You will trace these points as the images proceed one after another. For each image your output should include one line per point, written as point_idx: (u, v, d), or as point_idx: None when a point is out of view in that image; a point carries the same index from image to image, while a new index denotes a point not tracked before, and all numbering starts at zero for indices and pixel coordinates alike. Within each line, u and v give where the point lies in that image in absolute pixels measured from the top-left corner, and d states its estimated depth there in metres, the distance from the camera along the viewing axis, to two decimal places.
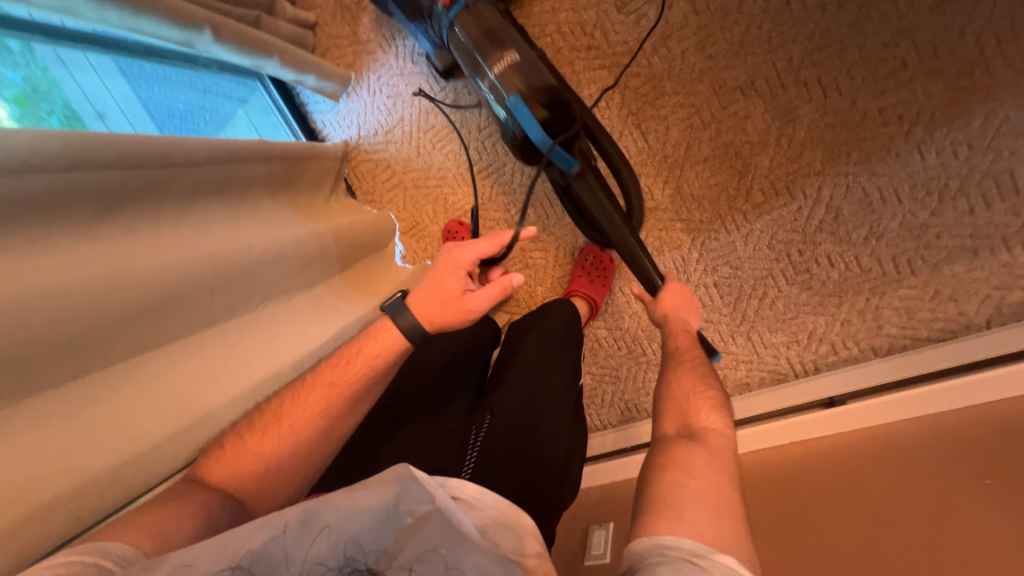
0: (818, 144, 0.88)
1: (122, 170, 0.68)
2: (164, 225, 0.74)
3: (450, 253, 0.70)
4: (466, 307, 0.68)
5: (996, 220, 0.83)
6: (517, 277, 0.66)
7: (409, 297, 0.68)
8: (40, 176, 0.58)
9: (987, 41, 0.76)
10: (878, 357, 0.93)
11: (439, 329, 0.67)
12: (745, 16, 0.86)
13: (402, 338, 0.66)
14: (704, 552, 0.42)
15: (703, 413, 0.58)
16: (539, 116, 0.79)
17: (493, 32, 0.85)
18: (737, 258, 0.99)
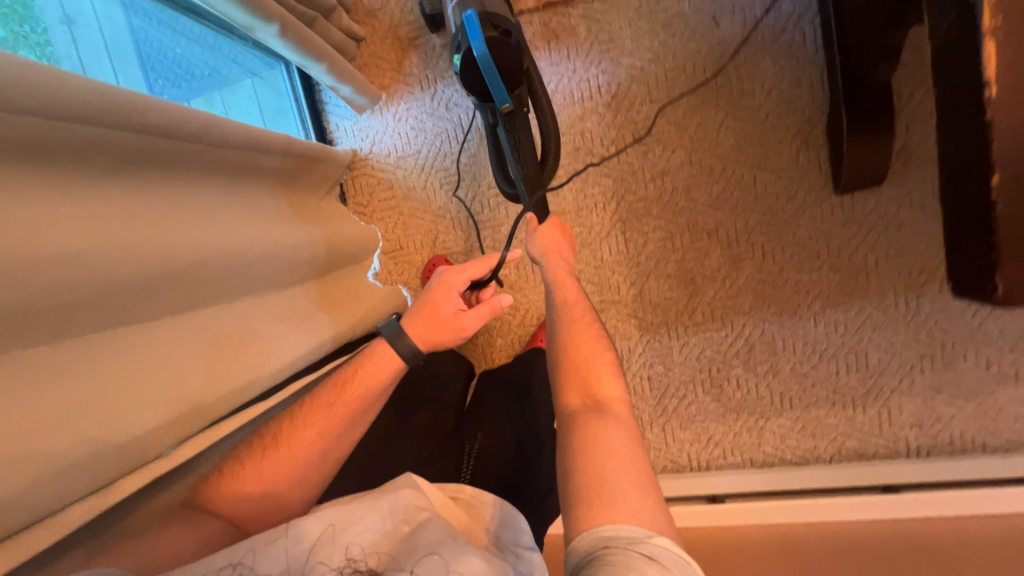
0: (749, 292, 1.11)
1: (143, 134, 0.65)
2: (164, 196, 0.71)
3: (444, 278, 0.88)
4: (458, 324, 0.88)
5: (851, 385, 1.10)
6: (504, 297, 0.87)
7: (407, 322, 0.87)
8: (73, 127, 0.55)
9: (870, 260, 1.04)
10: (754, 467, 1.17)
11: (435, 345, 0.87)
12: (725, 179, 1.07)
13: (398, 363, 0.85)
14: (643, 537, 0.51)
15: (604, 385, 0.71)
16: (487, 33, 0.90)
17: None
18: (670, 361, 1.18)
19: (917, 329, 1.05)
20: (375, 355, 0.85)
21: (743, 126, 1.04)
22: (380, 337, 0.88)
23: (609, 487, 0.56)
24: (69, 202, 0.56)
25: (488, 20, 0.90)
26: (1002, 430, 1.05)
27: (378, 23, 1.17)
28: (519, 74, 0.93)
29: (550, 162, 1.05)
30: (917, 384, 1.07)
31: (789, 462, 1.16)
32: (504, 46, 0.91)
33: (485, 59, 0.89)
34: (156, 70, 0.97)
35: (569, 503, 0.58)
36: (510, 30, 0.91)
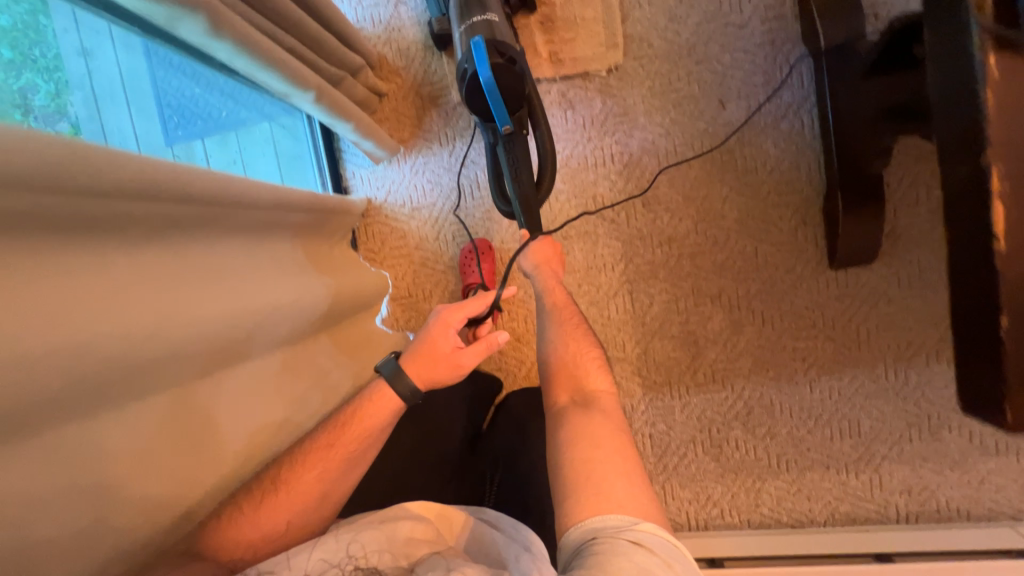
0: (749, 357, 1.15)
1: (178, 201, 0.64)
2: (194, 258, 0.69)
3: (443, 316, 0.89)
4: (454, 362, 0.88)
5: (844, 450, 1.15)
6: (501, 334, 0.86)
7: (405, 361, 0.88)
8: (111, 199, 0.54)
9: (862, 331, 1.10)
10: (751, 528, 1.18)
11: (433, 383, 0.88)
12: (728, 249, 1.12)
13: (399, 402, 0.87)
14: (628, 525, 0.57)
15: (592, 378, 0.79)
16: (493, 60, 0.89)
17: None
18: (672, 420, 1.20)
19: (906, 399, 1.11)
20: (378, 392, 0.87)
21: (746, 201, 1.10)
22: (380, 378, 0.90)
23: (595, 480, 0.63)
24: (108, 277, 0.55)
25: (495, 48, 0.90)
26: (986, 498, 1.10)
27: (401, 80, 1.21)
28: (520, 98, 0.91)
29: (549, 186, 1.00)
30: (906, 452, 1.12)
31: (785, 524, 1.18)
32: (507, 74, 0.90)
33: (487, 81, 0.88)
34: (172, 107, 0.98)
35: None
36: (513, 56, 0.90)
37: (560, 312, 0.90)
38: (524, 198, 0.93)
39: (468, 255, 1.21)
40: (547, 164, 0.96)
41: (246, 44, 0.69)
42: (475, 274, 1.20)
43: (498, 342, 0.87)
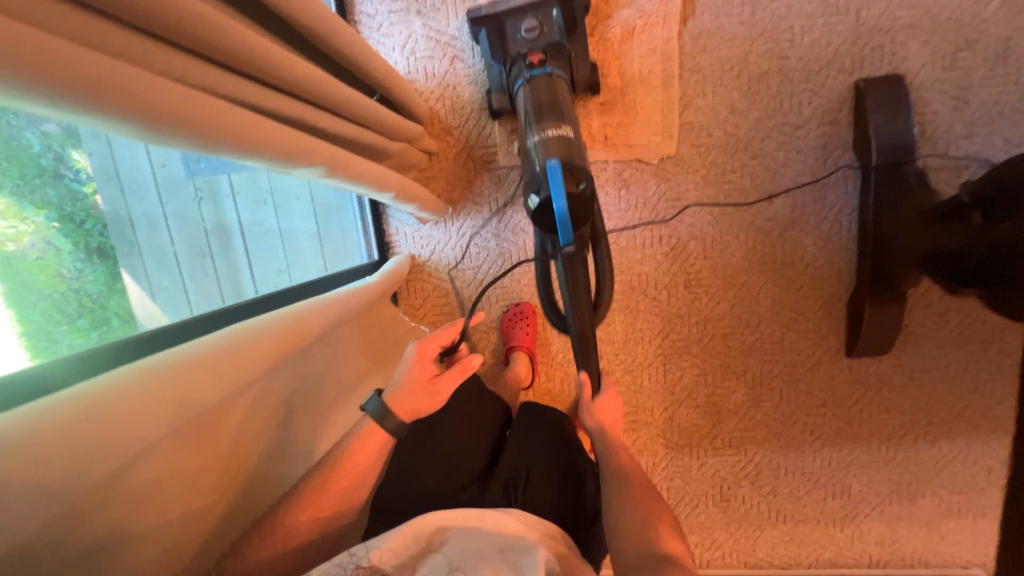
0: (764, 427, 1.27)
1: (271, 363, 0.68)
2: (266, 383, 0.75)
3: (418, 341, 0.81)
4: (433, 390, 0.78)
5: (835, 508, 1.30)
6: (476, 357, 0.79)
7: (386, 398, 0.77)
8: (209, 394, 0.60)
9: (865, 411, 1.23)
10: (747, 568, 1.35)
11: (414, 415, 0.78)
12: (758, 333, 1.20)
13: (387, 437, 0.77)
14: None
15: (670, 543, 0.73)
16: (569, 186, 0.72)
17: (554, 104, 0.87)
18: (689, 477, 1.32)
19: (893, 471, 1.26)
20: (362, 436, 0.75)
21: (780, 292, 1.17)
22: (365, 417, 0.77)
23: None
24: (186, 444, 0.62)
25: (571, 171, 0.73)
26: (945, 552, 1.29)
27: (452, 139, 1.17)
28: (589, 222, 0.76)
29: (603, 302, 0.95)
30: (886, 512, 1.29)
31: (776, 566, 1.35)
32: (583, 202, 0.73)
33: (561, 213, 0.70)
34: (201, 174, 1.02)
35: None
36: (592, 184, 0.73)
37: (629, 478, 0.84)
38: (582, 332, 0.92)
39: (511, 322, 1.25)
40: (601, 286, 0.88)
41: (351, 176, 0.72)
42: (517, 338, 1.24)
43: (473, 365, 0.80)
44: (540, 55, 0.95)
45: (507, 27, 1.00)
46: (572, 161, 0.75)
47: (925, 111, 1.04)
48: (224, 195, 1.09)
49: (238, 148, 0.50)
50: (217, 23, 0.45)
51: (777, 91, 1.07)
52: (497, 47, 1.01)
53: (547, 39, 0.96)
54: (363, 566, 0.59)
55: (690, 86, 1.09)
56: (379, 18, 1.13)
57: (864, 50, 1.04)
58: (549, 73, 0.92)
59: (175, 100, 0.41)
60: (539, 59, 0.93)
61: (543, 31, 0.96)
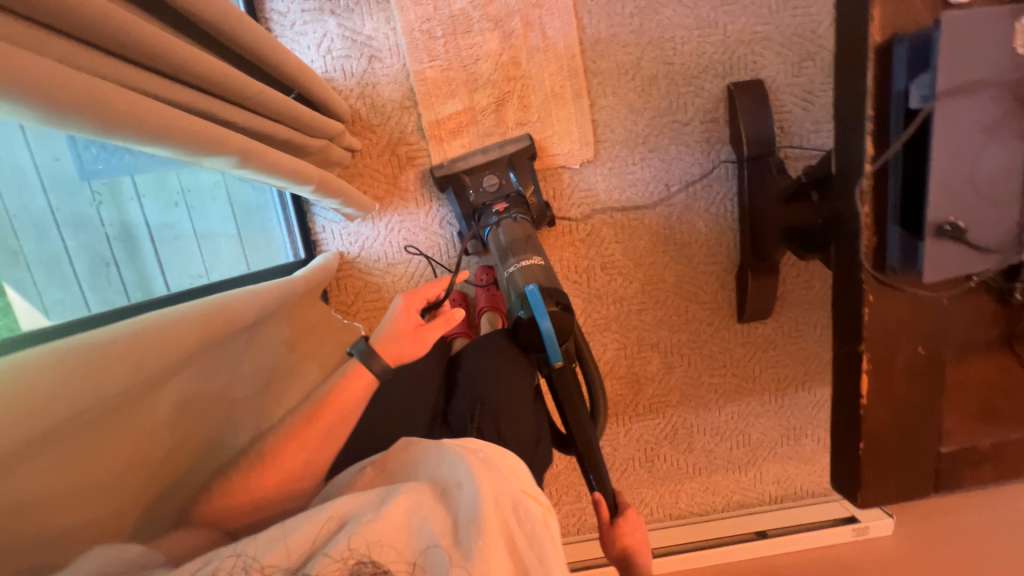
0: (677, 391, 1.43)
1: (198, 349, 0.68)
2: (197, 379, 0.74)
3: (408, 297, 0.98)
4: (419, 336, 0.93)
5: (738, 455, 1.50)
6: (458, 310, 0.95)
7: (373, 341, 0.91)
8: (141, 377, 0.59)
9: (757, 369, 1.43)
10: (671, 519, 1.51)
11: (401, 358, 0.90)
12: (666, 307, 1.36)
13: (372, 379, 0.87)
14: None
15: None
16: (550, 306, 0.91)
17: (526, 240, 1.07)
18: (617, 443, 1.45)
19: (781, 418, 1.48)
20: (349, 375, 0.86)
21: (682, 269, 1.33)
22: (352, 360, 0.89)
23: None
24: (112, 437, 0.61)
25: (549, 293, 0.92)
26: (825, 482, 1.54)
27: (376, 137, 1.20)
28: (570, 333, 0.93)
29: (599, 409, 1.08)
30: (778, 453, 1.51)
31: (696, 514, 1.53)
32: (562, 317, 0.93)
33: (546, 329, 0.89)
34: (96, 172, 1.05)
35: None
36: (567, 303, 0.94)
37: None
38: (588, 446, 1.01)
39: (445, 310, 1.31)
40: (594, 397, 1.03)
41: (265, 167, 0.73)
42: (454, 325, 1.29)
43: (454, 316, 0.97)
44: (504, 204, 1.16)
45: (469, 182, 1.19)
46: (550, 286, 0.95)
47: (781, 110, 1.24)
48: (125, 197, 1.10)
49: (149, 133, 0.50)
50: (113, 13, 0.46)
51: (666, 92, 1.22)
52: (465, 201, 1.20)
53: (507, 191, 1.18)
54: (365, 564, 0.54)
55: (592, 87, 1.22)
56: (291, 17, 1.14)
57: (732, 59, 1.22)
58: (513, 218, 1.12)
59: (71, 82, 0.41)
60: (505, 208, 1.14)
61: (502, 184, 1.18)
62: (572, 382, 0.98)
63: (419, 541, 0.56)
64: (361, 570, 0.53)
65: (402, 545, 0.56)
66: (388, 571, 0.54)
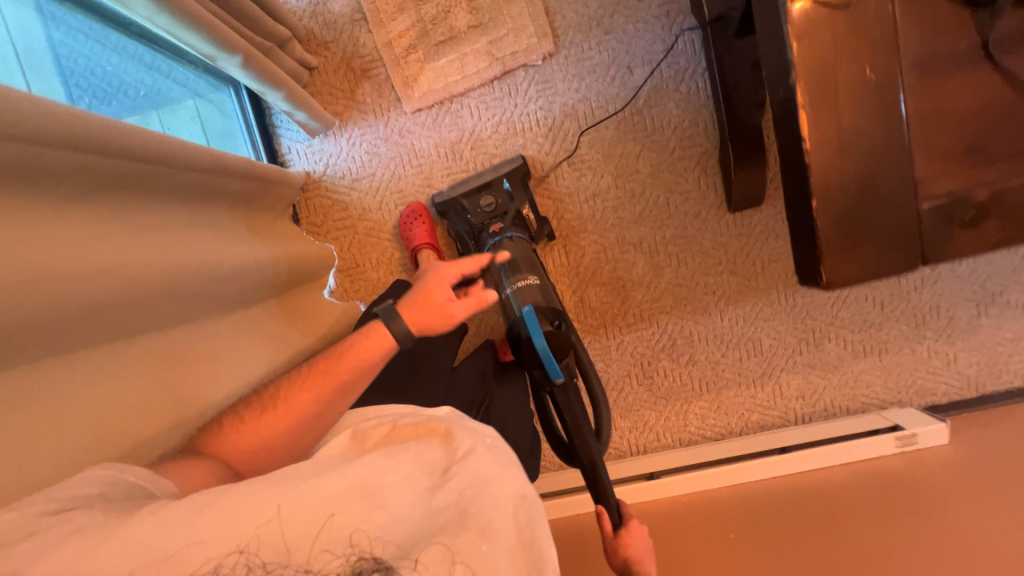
0: (669, 295, 1.31)
1: (125, 161, 0.69)
2: (143, 212, 0.74)
3: (439, 268, 0.82)
4: (447, 312, 0.79)
5: (752, 368, 1.34)
6: (491, 291, 0.79)
7: (401, 308, 0.79)
8: (65, 155, 0.60)
9: (758, 265, 1.29)
10: (681, 445, 1.36)
11: (422, 331, 0.78)
12: (645, 201, 1.27)
13: (392, 343, 0.77)
14: None
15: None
16: (545, 325, 0.88)
17: (522, 261, 1.02)
18: (609, 359, 1.34)
19: (796, 319, 1.31)
20: (366, 334, 0.79)
21: (656, 156, 1.25)
22: (375, 319, 0.80)
23: None
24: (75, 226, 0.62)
25: (545, 312, 0.90)
26: (862, 395, 1.33)
27: (330, 54, 1.24)
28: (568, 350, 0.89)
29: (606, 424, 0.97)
30: (799, 364, 1.33)
31: (710, 438, 1.36)
32: (560, 335, 0.89)
33: (543, 348, 0.86)
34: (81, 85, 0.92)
35: None
36: (564, 321, 0.90)
37: None
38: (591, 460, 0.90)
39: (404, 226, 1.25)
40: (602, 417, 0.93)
41: (170, 2, 0.72)
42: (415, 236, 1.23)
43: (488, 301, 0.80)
44: (499, 225, 1.13)
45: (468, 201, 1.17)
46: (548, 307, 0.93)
47: None
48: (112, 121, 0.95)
49: None
50: None
51: None
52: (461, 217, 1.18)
53: (501, 208, 1.15)
54: (367, 559, 0.51)
55: None
56: None
57: None
58: (507, 237, 1.09)
59: None
60: (499, 228, 1.11)
61: (498, 202, 1.15)
62: (576, 402, 0.91)
63: (415, 531, 0.53)
64: (362, 565, 0.51)
65: (408, 536, 0.53)
66: (389, 563, 0.51)
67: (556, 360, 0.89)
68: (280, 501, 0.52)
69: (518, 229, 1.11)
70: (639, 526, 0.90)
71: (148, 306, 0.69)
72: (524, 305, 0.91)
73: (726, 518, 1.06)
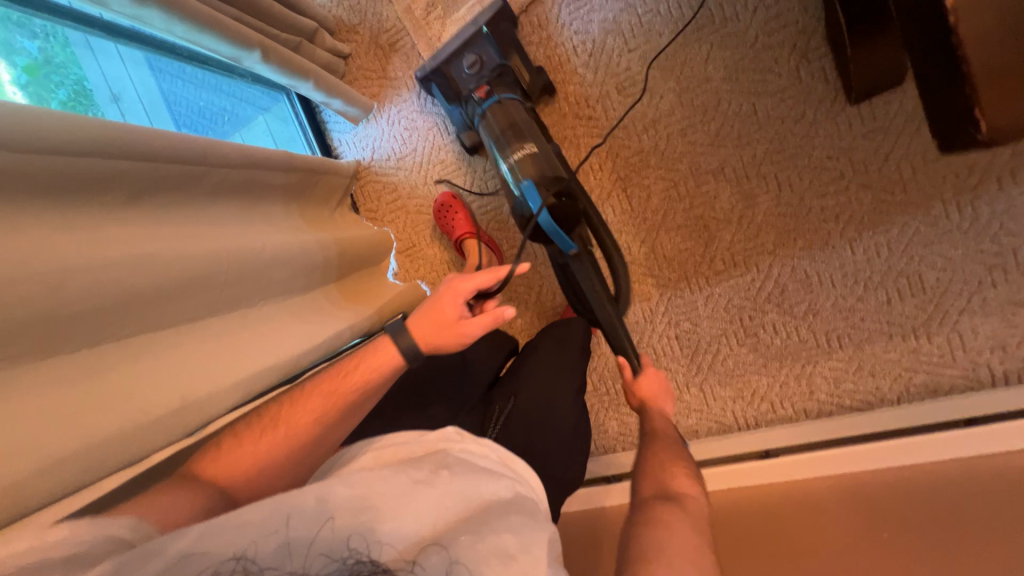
0: (771, 229, 1.03)
1: (161, 164, 0.74)
2: (185, 211, 0.80)
3: (452, 284, 0.83)
4: (459, 331, 0.81)
5: (908, 312, 0.98)
6: (506, 307, 0.79)
7: (410, 323, 0.82)
8: (99, 164, 0.65)
9: (905, 169, 0.93)
10: (808, 418, 1.06)
11: (435, 349, 0.81)
12: (723, 113, 1.01)
13: (399, 360, 0.80)
14: None
15: (677, 480, 0.67)
16: (547, 199, 0.84)
17: (517, 127, 0.96)
18: (696, 316, 1.11)
19: (979, 236, 0.92)
20: (377, 349, 0.81)
21: (732, 53, 0.98)
22: (384, 334, 0.84)
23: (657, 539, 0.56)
24: (121, 226, 0.68)
25: (546, 185, 0.86)
26: None
27: (359, 37, 1.24)
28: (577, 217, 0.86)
29: (626, 288, 1.00)
30: (990, 301, 0.93)
31: (850, 408, 1.04)
32: (565, 208, 0.85)
33: (550, 225, 0.85)
34: (187, 123, 1.10)
35: (639, 472, 0.72)
36: (568, 193, 0.85)
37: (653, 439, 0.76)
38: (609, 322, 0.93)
39: (439, 217, 1.22)
40: (619, 276, 0.95)
41: (175, 9, 0.75)
42: (457, 227, 1.19)
43: (504, 317, 0.81)
44: (486, 88, 1.02)
45: (452, 72, 1.07)
46: (548, 174, 0.88)
47: None
48: None
49: None
50: None
51: None
52: (451, 92, 1.10)
53: (489, 67, 1.03)
54: (364, 562, 0.50)
55: None
56: None
57: None
58: (498, 102, 0.99)
59: None
60: (485, 93, 1.01)
61: (483, 62, 1.03)
62: (592, 270, 0.95)
63: (409, 530, 0.54)
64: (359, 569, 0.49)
65: (403, 536, 0.54)
66: (388, 566, 0.50)
67: (568, 234, 0.88)
68: (285, 508, 0.53)
69: (509, 89, 1.01)
70: (656, 373, 0.87)
71: (189, 295, 0.73)
72: (523, 180, 0.88)
73: (877, 504, 0.78)
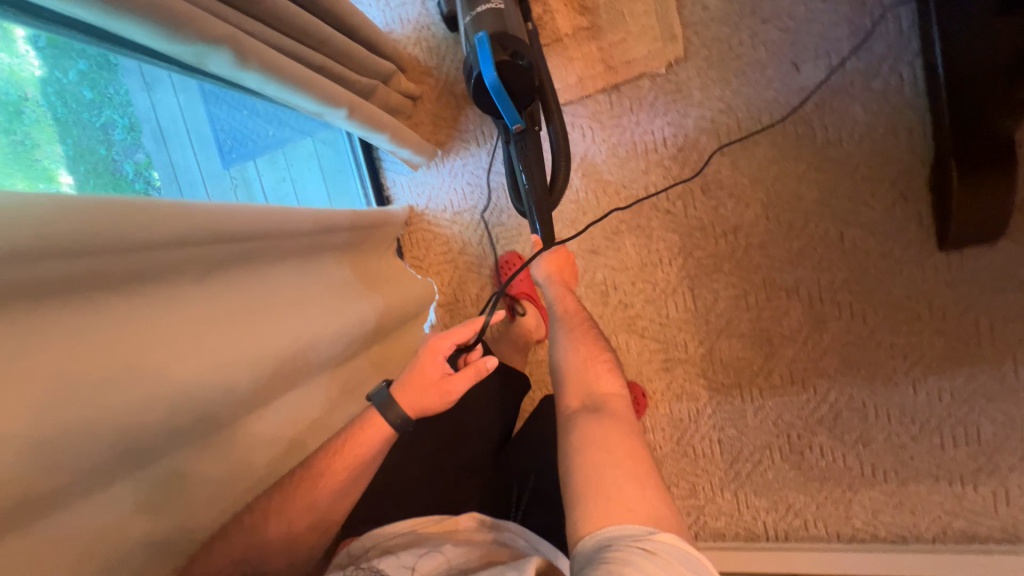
0: (836, 354, 1.01)
1: (236, 243, 0.67)
2: (253, 288, 0.72)
3: (431, 342, 0.78)
4: (445, 389, 0.76)
5: (959, 460, 0.98)
6: (490, 358, 0.75)
7: (396, 390, 0.77)
8: (178, 252, 0.58)
9: (983, 323, 0.93)
10: (840, 542, 1.05)
11: (421, 412, 0.77)
12: (809, 234, 0.98)
13: (390, 431, 0.77)
14: (643, 533, 0.49)
15: (602, 380, 0.67)
16: (500, 55, 0.78)
17: None
18: (743, 425, 1.09)
19: None
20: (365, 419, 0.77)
21: (828, 177, 0.96)
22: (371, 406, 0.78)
23: (602, 476, 0.55)
24: (190, 313, 0.61)
25: (498, 42, 0.79)
26: None
27: (433, 80, 1.18)
28: (531, 91, 0.83)
29: (560, 180, 0.96)
30: None
31: (884, 540, 1.04)
32: (517, 67, 0.79)
33: (494, 83, 0.77)
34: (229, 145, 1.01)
35: (561, 376, 0.71)
36: (527, 55, 0.79)
37: (571, 322, 0.76)
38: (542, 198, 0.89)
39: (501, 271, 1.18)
40: (561, 157, 0.92)
41: (273, 71, 0.67)
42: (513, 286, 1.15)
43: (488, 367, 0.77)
44: None
45: None
46: (502, 32, 0.82)
47: None
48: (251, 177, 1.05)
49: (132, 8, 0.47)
50: None
51: None
52: None
53: None
54: None
55: None
56: None
57: None
58: None
59: None
60: None
61: None
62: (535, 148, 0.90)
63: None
64: None
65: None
66: None
67: (515, 104, 0.83)
68: None
69: None
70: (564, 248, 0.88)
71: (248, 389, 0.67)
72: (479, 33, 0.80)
73: None
